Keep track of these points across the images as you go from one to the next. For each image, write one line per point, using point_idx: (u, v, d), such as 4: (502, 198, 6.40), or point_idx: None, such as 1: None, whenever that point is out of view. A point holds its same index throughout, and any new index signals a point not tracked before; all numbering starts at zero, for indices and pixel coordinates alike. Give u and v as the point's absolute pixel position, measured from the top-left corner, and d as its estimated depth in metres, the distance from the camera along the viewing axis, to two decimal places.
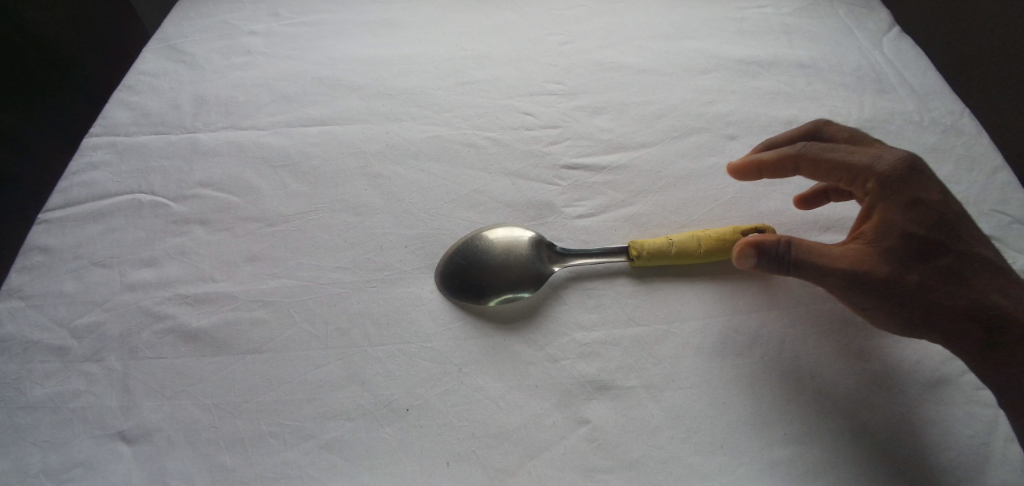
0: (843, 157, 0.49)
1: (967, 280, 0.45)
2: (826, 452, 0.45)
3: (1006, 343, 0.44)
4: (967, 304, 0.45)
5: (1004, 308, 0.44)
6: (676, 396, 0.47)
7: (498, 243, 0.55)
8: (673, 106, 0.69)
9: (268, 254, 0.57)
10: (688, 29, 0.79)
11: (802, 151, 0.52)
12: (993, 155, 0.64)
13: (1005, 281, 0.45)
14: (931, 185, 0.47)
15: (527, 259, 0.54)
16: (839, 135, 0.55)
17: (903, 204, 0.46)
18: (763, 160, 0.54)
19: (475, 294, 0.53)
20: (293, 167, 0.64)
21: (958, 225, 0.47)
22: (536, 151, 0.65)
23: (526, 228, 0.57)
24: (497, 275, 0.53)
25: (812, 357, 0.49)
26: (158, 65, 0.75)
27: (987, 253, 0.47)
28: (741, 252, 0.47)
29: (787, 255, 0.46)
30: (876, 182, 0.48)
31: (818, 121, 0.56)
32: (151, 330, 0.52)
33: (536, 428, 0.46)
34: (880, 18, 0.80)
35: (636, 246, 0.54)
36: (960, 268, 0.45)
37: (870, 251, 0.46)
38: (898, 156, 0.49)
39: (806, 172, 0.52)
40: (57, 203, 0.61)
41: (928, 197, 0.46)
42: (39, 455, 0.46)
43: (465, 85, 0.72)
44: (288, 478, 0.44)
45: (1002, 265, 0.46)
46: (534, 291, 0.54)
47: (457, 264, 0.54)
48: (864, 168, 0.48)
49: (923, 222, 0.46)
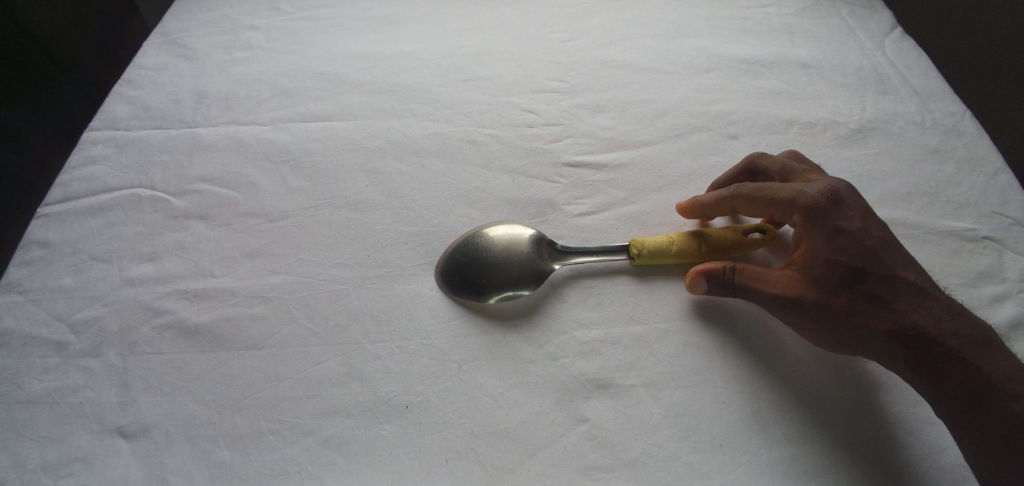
0: (773, 193, 0.51)
1: (889, 303, 0.46)
2: (825, 452, 0.45)
3: (932, 364, 0.44)
4: (889, 326, 0.46)
5: (927, 328, 0.45)
6: (676, 395, 0.47)
7: (498, 240, 0.55)
8: (674, 104, 0.69)
9: (267, 250, 0.57)
10: (690, 27, 0.79)
11: (737, 192, 0.53)
12: (994, 157, 0.64)
13: (929, 303, 0.46)
14: (853, 213, 0.49)
15: (527, 256, 0.54)
16: (772, 170, 0.56)
17: (825, 232, 0.48)
18: (704, 201, 0.55)
19: (475, 292, 0.53)
20: (293, 163, 0.63)
21: (881, 250, 0.48)
22: (537, 149, 0.65)
23: (527, 225, 0.57)
24: (497, 273, 0.53)
25: (812, 357, 0.49)
26: (158, 60, 0.74)
27: (912, 276, 0.48)
28: (691, 280, 0.50)
29: (732, 279, 0.49)
30: (801, 214, 0.49)
31: (754, 156, 0.57)
32: (150, 325, 0.52)
33: (535, 425, 0.46)
34: (883, 18, 0.80)
35: (637, 245, 0.54)
36: (882, 292, 0.47)
37: (797, 277, 0.48)
38: (822, 186, 0.51)
39: (744, 210, 0.53)
40: (57, 197, 0.61)
41: (847, 225, 0.48)
42: (37, 450, 0.46)
43: (466, 82, 0.71)
44: (287, 474, 0.44)
45: (927, 288, 0.47)
46: (534, 289, 0.53)
47: (457, 262, 0.54)
48: (789, 202, 0.50)
49: (844, 249, 0.48)
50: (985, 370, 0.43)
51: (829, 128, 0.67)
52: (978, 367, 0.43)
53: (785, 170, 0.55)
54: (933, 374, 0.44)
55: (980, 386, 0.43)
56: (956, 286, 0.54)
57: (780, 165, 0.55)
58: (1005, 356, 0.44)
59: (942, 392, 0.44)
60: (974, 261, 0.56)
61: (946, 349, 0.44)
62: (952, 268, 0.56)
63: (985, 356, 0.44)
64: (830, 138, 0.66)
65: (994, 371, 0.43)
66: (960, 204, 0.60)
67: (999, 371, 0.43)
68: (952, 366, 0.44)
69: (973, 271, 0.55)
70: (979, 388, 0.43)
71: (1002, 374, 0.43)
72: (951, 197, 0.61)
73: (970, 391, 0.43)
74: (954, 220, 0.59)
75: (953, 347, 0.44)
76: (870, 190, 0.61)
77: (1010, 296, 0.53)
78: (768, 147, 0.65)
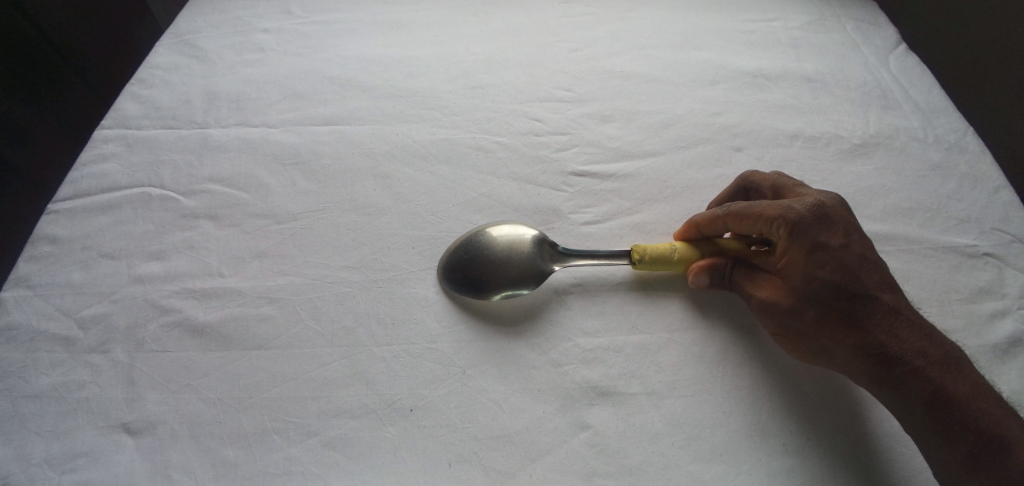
0: (760, 209, 0.49)
1: (861, 321, 0.47)
2: (825, 465, 0.45)
3: (899, 382, 0.45)
4: (858, 343, 0.46)
5: (897, 348, 0.45)
6: (677, 404, 0.48)
7: (502, 239, 0.55)
8: (680, 115, 0.70)
9: (275, 251, 0.57)
10: (696, 39, 0.79)
11: (728, 210, 0.51)
12: (995, 174, 0.65)
13: (901, 324, 0.46)
14: (836, 230, 0.49)
15: (529, 257, 0.55)
16: (764, 187, 0.55)
17: (807, 247, 0.48)
18: (699, 221, 0.54)
19: (475, 290, 0.53)
20: (302, 166, 0.64)
21: (860, 268, 0.48)
22: (544, 157, 0.65)
23: (530, 226, 0.57)
24: (498, 273, 0.54)
25: (811, 371, 0.50)
26: (170, 59, 0.75)
27: (888, 295, 0.47)
28: (696, 272, 0.53)
29: (732, 271, 0.52)
30: (787, 229, 0.48)
31: (747, 174, 0.57)
32: (157, 323, 0.52)
33: (538, 431, 0.46)
34: (888, 35, 0.81)
35: (639, 250, 0.54)
36: (856, 309, 0.47)
37: (779, 286, 0.49)
38: (809, 201, 0.50)
39: (736, 228, 0.51)
40: (67, 194, 0.61)
41: (828, 241, 0.48)
42: (42, 444, 0.46)
43: (475, 89, 0.72)
44: (290, 474, 0.45)
45: (901, 308, 0.47)
46: (533, 287, 0.54)
47: (459, 259, 0.54)
48: (777, 218, 0.48)
49: (823, 265, 0.47)
50: (949, 389, 0.43)
51: (833, 143, 0.68)
52: (942, 387, 0.43)
53: (775, 185, 0.55)
54: (898, 391, 0.45)
55: (943, 405, 0.43)
56: (957, 300, 0.55)
57: (771, 182, 0.55)
58: (968, 378, 0.44)
59: (904, 409, 0.44)
60: (975, 277, 0.57)
61: (912, 368, 0.45)
62: (953, 283, 0.56)
63: (951, 377, 0.44)
64: (834, 152, 0.67)
65: (959, 391, 0.43)
66: (961, 220, 0.61)
67: (962, 392, 0.43)
68: (918, 384, 0.44)
69: (973, 287, 0.56)
70: (943, 407, 0.43)
71: (966, 396, 0.43)
72: (953, 213, 0.62)
73: (933, 411, 0.43)
74: (955, 236, 0.60)
75: (919, 367, 0.44)
76: (873, 205, 0.62)
77: (1009, 312, 0.54)
78: (772, 160, 0.66)
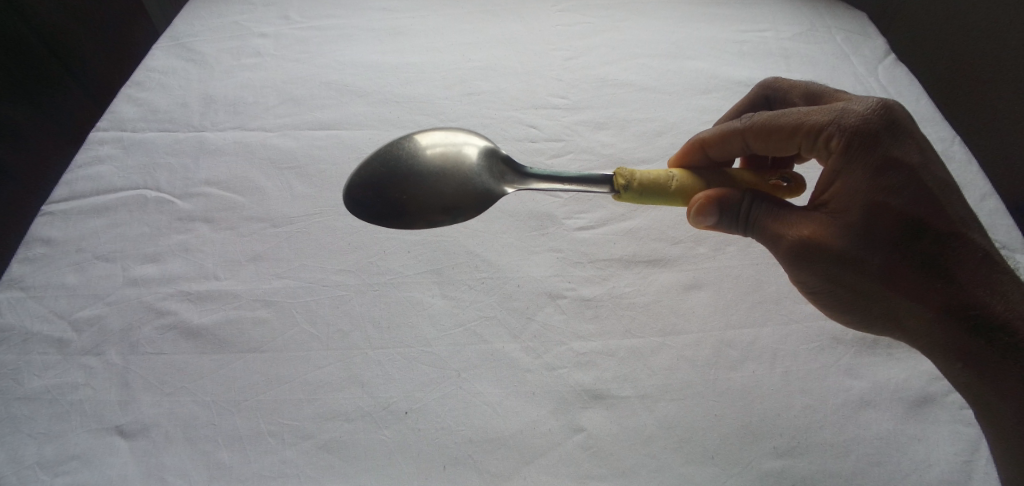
0: (801, 118, 0.45)
1: (949, 273, 0.42)
2: (813, 465, 0.46)
3: (991, 349, 0.41)
4: (945, 302, 0.42)
5: (995, 308, 0.41)
6: (669, 407, 0.48)
7: (433, 148, 0.51)
8: (673, 123, 0.71)
9: (271, 254, 0.57)
10: (689, 49, 0.81)
11: (748, 124, 0.48)
12: (981, 183, 0.66)
13: (995, 275, 0.42)
14: (908, 146, 0.43)
15: (469, 171, 0.50)
16: (794, 95, 0.55)
17: (868, 167, 0.42)
18: (706, 139, 0.51)
19: (398, 211, 0.50)
20: (299, 171, 0.64)
21: (946, 203, 0.43)
22: (538, 163, 0.66)
23: (472, 135, 0.52)
24: (425, 196, 0.50)
25: (802, 372, 0.51)
26: (166, 63, 0.76)
27: (978, 238, 0.43)
28: (698, 209, 0.45)
29: (749, 211, 0.45)
30: (840, 140, 0.43)
31: (771, 81, 0.57)
32: (153, 325, 0.53)
33: (533, 433, 0.47)
34: (877, 46, 0.83)
35: (625, 175, 0.46)
36: (943, 255, 0.42)
37: (826, 225, 0.43)
38: (870, 104, 0.45)
39: (756, 143, 0.48)
40: (62, 195, 0.61)
41: (902, 161, 0.42)
42: (34, 446, 0.46)
43: (472, 95, 0.73)
44: (286, 476, 0.45)
45: (992, 256, 0.43)
46: (471, 213, 0.51)
47: (377, 172, 0.51)
48: (825, 126, 0.44)
49: (896, 193, 0.42)
50: None
51: None
52: None
53: (807, 93, 0.54)
54: (988, 365, 0.42)
55: None
56: None
57: (803, 88, 0.55)
58: None
59: (995, 387, 0.42)
60: None
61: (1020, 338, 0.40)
62: None
63: None
64: None
65: None
66: None
67: None
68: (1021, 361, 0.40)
69: None
70: None
71: None
72: None
73: None
74: None
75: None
76: None
77: None
78: None
